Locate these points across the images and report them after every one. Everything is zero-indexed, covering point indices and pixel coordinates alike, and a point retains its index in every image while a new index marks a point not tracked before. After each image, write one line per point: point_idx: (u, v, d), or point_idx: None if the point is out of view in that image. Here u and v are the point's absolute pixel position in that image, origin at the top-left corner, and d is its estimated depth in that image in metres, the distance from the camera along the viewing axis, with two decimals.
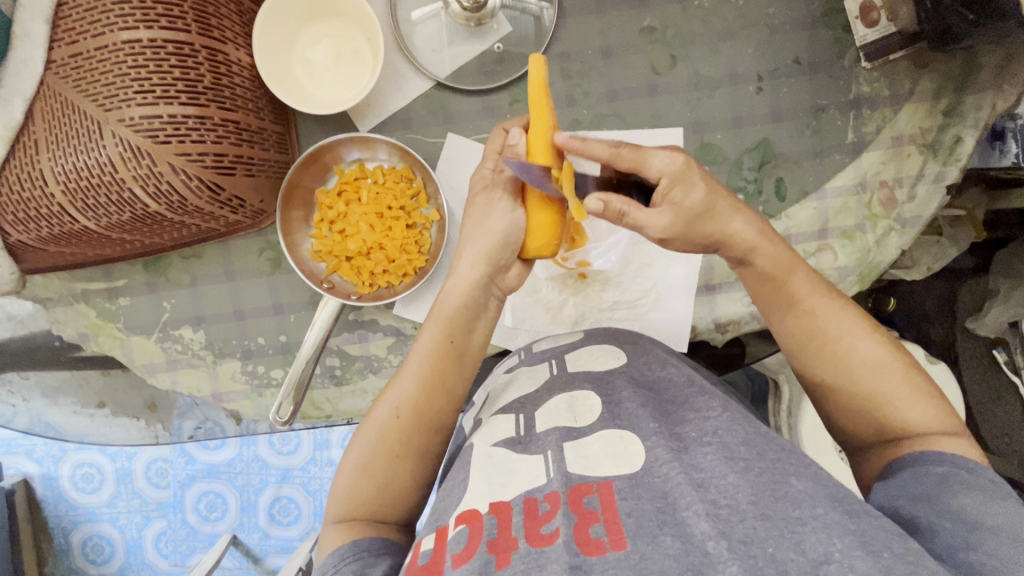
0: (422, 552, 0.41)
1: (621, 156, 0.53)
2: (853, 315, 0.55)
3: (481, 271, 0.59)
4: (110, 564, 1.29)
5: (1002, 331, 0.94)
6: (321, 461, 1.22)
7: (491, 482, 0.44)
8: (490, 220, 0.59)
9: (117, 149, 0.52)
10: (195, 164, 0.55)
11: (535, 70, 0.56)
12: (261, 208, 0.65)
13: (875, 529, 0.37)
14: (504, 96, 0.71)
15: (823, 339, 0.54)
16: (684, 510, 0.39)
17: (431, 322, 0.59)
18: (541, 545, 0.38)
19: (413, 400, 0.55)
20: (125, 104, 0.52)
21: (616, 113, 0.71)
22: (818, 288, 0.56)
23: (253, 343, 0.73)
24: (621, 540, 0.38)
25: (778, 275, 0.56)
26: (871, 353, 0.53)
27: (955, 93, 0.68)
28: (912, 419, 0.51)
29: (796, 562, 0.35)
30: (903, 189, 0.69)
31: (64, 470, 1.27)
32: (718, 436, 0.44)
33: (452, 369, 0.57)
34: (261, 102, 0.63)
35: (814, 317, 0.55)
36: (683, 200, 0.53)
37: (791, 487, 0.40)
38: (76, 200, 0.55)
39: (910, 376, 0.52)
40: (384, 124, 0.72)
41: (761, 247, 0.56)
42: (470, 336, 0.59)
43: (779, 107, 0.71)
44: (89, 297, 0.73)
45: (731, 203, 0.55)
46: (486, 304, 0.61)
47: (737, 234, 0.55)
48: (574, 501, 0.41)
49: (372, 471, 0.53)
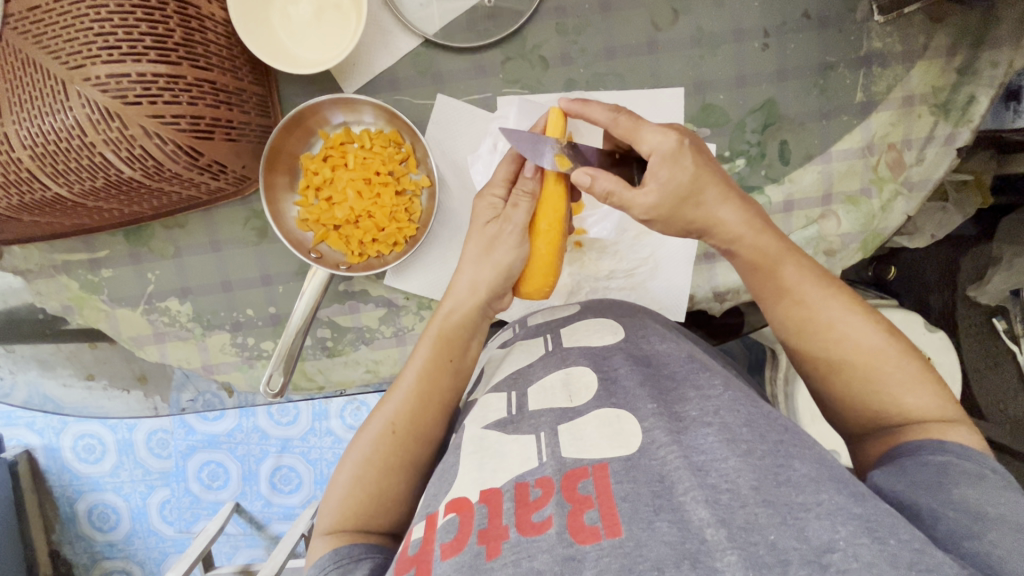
0: (414, 541, 0.41)
1: (618, 122, 0.53)
2: (844, 300, 0.52)
3: (481, 295, 0.59)
4: (116, 531, 1.32)
5: (1003, 299, 0.95)
6: (320, 431, 1.22)
7: (482, 468, 0.43)
8: (495, 250, 0.58)
9: (85, 111, 0.50)
10: (169, 127, 0.52)
11: (553, 121, 0.57)
12: (244, 174, 0.63)
13: (881, 513, 0.36)
14: (496, 54, 0.67)
15: (816, 326, 0.52)
16: (682, 495, 0.37)
17: (429, 336, 0.58)
18: (533, 534, 0.37)
19: (410, 412, 0.55)
20: (90, 62, 0.49)
21: (614, 72, 0.68)
22: (809, 276, 0.53)
23: (241, 314, 0.71)
24: (616, 526, 0.36)
25: (766, 263, 0.53)
26: (865, 338, 0.51)
27: (971, 48, 0.64)
28: (909, 404, 0.49)
29: (798, 551, 0.33)
30: (912, 151, 0.66)
31: (65, 441, 1.27)
32: (720, 416, 0.43)
33: (446, 383, 0.57)
34: (239, 60, 0.60)
35: (804, 304, 0.53)
36: (667, 181, 0.51)
37: (794, 471, 0.38)
38: (46, 166, 0.53)
39: (906, 360, 0.50)
40: (370, 86, 0.68)
41: (747, 237, 0.53)
42: (465, 352, 0.59)
43: (786, 65, 0.67)
44: (71, 268, 0.71)
45: (722, 190, 0.52)
46: (482, 323, 0.60)
47: (724, 221, 0.53)
48: (568, 487, 0.39)
49: (365, 482, 0.52)
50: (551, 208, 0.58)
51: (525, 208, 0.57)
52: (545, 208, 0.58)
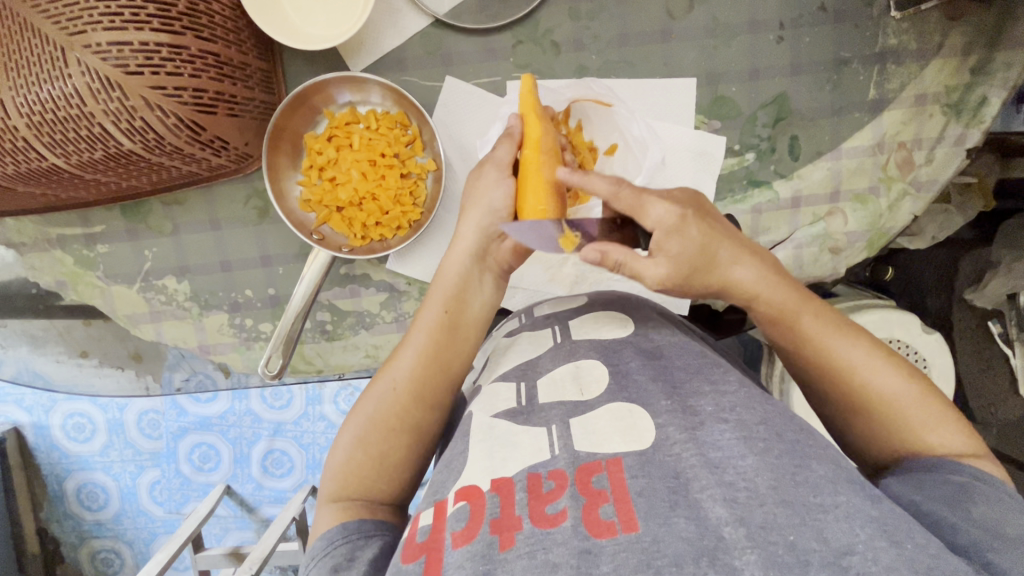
0: (422, 528, 0.40)
1: (620, 197, 0.48)
2: (866, 346, 0.51)
3: (473, 241, 0.57)
4: (105, 510, 1.31)
5: (999, 303, 0.93)
6: (313, 415, 1.21)
7: (493, 457, 0.43)
8: (479, 186, 0.58)
9: (84, 79, 0.48)
10: (171, 100, 0.50)
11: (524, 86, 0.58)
12: (246, 151, 0.61)
13: (897, 517, 0.36)
14: (507, 37, 0.66)
15: (839, 375, 0.51)
16: (699, 492, 0.37)
17: (434, 293, 0.58)
18: (547, 526, 0.36)
19: (412, 371, 0.54)
20: (90, 28, 0.47)
21: (626, 60, 0.67)
22: (830, 326, 0.51)
23: (240, 295, 0.70)
24: (632, 521, 0.36)
25: (783, 317, 0.51)
26: (891, 388, 0.49)
27: (986, 48, 0.64)
28: (933, 443, 0.48)
29: (819, 552, 0.33)
30: (922, 151, 0.66)
31: (54, 420, 1.25)
32: (735, 413, 0.43)
33: (450, 342, 0.56)
34: (244, 34, 0.58)
35: (828, 353, 0.51)
36: (678, 255, 0.48)
37: (812, 472, 0.38)
38: (42, 135, 0.51)
39: (931, 402, 0.49)
40: (378, 65, 0.67)
41: (761, 295, 0.51)
42: (465, 307, 0.57)
43: (799, 59, 0.66)
44: (65, 242, 0.69)
45: (735, 250, 0.50)
46: (481, 278, 0.58)
47: (739, 281, 0.51)
48: (583, 480, 0.39)
49: (368, 444, 0.51)
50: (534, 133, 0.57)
51: (505, 145, 0.58)
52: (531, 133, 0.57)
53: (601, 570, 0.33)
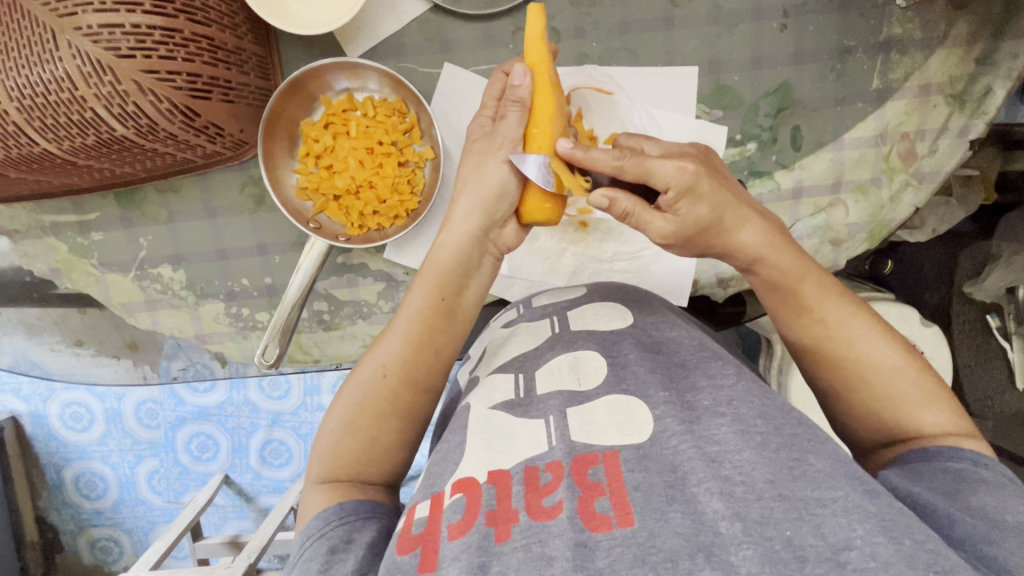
0: (417, 520, 0.40)
1: (625, 170, 0.48)
2: (865, 319, 0.51)
3: (474, 224, 0.55)
4: (103, 498, 1.31)
5: (999, 297, 0.94)
6: (312, 406, 1.20)
7: (490, 449, 0.42)
8: (484, 169, 0.55)
9: (75, 63, 0.47)
10: (165, 84, 0.50)
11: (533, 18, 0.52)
12: (241, 138, 0.61)
13: (896, 513, 0.36)
14: (507, 24, 0.65)
15: (833, 344, 0.51)
16: (696, 486, 0.37)
17: (424, 276, 0.56)
18: (543, 519, 0.36)
19: (401, 357, 0.53)
20: (81, 10, 0.46)
21: (627, 47, 0.66)
22: (832, 292, 0.51)
23: (236, 284, 0.70)
24: (627, 516, 0.35)
25: (786, 283, 0.51)
26: (884, 359, 0.50)
27: (991, 38, 0.63)
28: (926, 422, 0.48)
29: (815, 547, 0.33)
30: (925, 142, 0.65)
31: (52, 408, 1.24)
32: (733, 406, 0.42)
33: (441, 328, 0.55)
34: (239, 18, 0.57)
35: (824, 322, 0.51)
36: (687, 215, 0.49)
37: (810, 465, 0.38)
38: (33, 119, 0.50)
39: (924, 379, 0.49)
40: (375, 51, 0.66)
41: (769, 257, 0.51)
42: (460, 292, 0.56)
43: (803, 47, 0.65)
44: (60, 230, 0.69)
45: (741, 212, 0.50)
46: (480, 261, 0.57)
47: (745, 244, 0.51)
48: (579, 472, 0.39)
49: (358, 429, 0.51)
50: (544, 110, 0.54)
51: (514, 116, 0.54)
52: (540, 114, 0.54)
53: (596, 565, 0.33)
